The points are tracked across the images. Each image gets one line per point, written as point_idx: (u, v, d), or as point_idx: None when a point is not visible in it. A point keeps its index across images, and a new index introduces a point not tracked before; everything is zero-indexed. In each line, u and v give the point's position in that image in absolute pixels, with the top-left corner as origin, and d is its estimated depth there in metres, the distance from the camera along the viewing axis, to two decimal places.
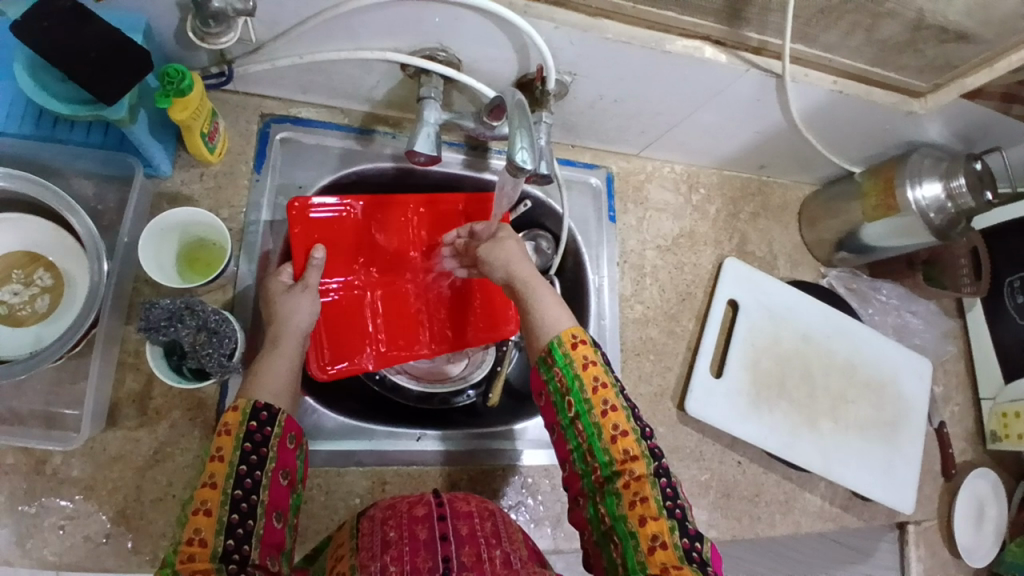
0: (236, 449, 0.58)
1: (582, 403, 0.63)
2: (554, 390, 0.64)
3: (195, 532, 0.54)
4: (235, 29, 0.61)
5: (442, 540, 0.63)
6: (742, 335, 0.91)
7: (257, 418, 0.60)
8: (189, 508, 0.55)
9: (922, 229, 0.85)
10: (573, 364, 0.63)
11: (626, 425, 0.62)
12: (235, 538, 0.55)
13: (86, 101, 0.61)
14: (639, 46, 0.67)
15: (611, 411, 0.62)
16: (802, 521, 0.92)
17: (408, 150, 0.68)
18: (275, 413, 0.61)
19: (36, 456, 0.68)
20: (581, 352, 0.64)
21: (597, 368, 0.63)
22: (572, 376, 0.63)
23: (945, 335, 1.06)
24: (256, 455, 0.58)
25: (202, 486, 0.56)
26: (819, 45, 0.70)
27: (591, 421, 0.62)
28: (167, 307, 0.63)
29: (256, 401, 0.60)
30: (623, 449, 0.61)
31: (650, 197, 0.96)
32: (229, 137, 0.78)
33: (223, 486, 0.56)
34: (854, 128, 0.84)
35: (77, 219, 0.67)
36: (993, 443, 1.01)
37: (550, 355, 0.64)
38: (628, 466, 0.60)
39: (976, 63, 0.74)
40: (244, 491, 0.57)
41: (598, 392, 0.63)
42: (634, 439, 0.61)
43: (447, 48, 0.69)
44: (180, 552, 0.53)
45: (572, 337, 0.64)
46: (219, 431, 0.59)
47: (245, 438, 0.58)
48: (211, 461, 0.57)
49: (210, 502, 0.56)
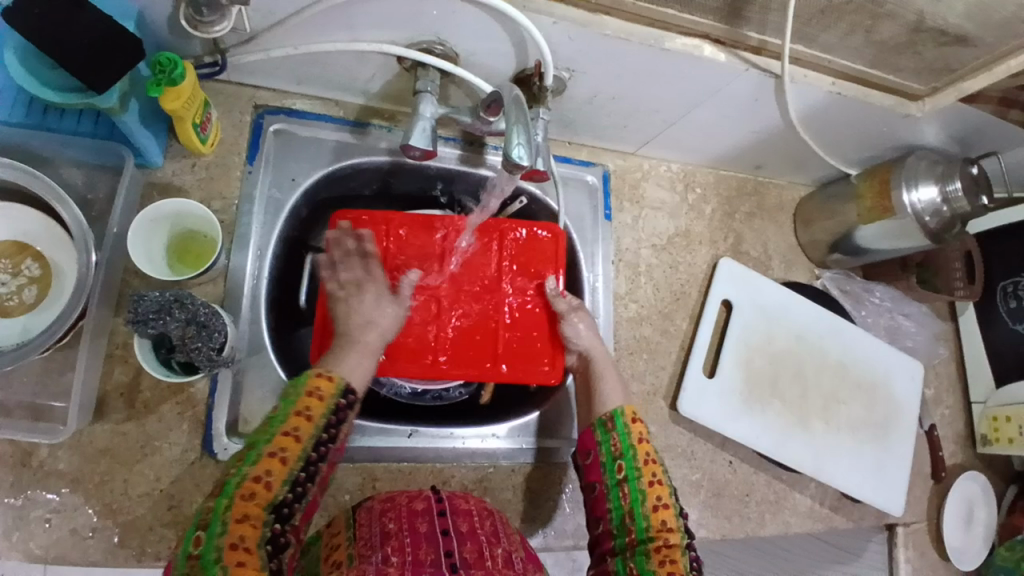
0: (323, 414, 0.59)
1: (632, 469, 0.69)
2: (606, 452, 0.71)
3: (264, 472, 0.54)
4: (228, 18, 0.60)
5: (443, 535, 0.63)
6: (736, 335, 0.91)
7: (346, 397, 0.61)
8: (264, 449, 0.55)
9: (917, 232, 0.85)
10: (630, 434, 0.71)
11: (667, 499, 0.67)
12: (293, 494, 0.56)
13: (75, 88, 0.60)
14: (637, 43, 0.66)
15: (657, 483, 0.68)
16: (792, 520, 0.92)
17: (403, 144, 0.68)
18: (356, 399, 0.62)
19: (22, 448, 0.67)
20: (637, 427, 0.71)
21: (649, 445, 0.70)
22: (627, 443, 0.70)
23: (937, 338, 1.06)
24: (335, 428, 0.60)
25: (282, 432, 0.57)
26: (818, 45, 0.70)
27: (637, 486, 0.68)
28: (156, 299, 0.62)
29: (349, 379, 0.62)
30: (661, 519, 0.66)
31: (646, 196, 0.95)
32: (222, 127, 0.77)
33: (303, 444, 0.57)
34: (852, 129, 0.84)
35: (65, 209, 0.66)
36: (983, 446, 1.02)
37: (611, 421, 0.72)
38: (663, 534, 0.65)
39: (975, 66, 0.74)
40: (316, 456, 0.58)
41: (648, 464, 0.69)
42: (672, 513, 0.67)
43: (444, 41, 0.68)
44: (243, 486, 0.53)
45: (632, 414, 0.72)
46: (311, 391, 0.59)
47: (332, 410, 0.60)
48: (298, 415, 0.58)
49: (287, 452, 0.56)
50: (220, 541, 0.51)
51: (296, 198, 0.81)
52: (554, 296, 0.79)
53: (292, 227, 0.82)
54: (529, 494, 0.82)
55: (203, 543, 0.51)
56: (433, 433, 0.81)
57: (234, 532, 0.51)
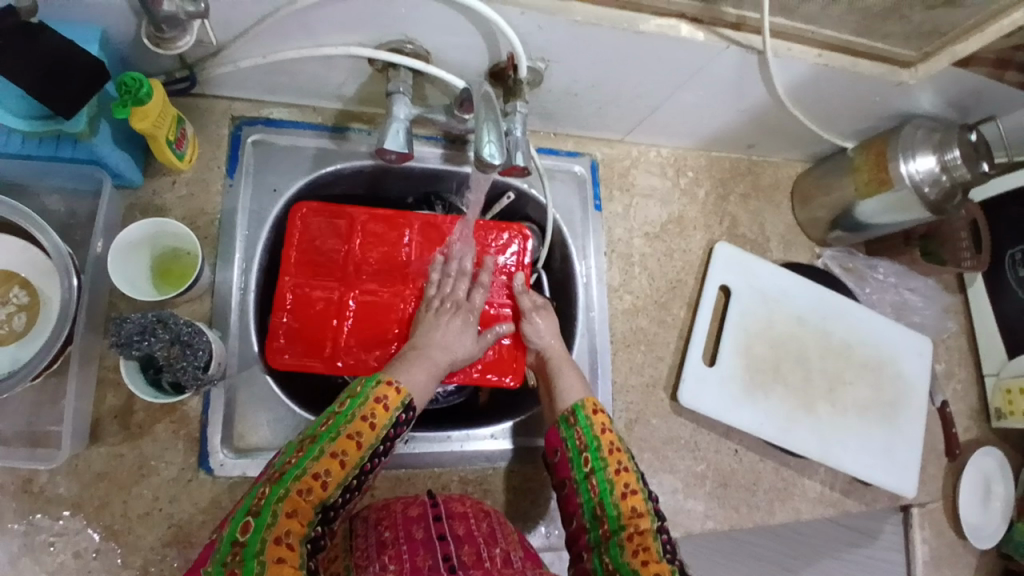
0: (387, 424, 0.62)
1: (598, 460, 0.70)
2: (572, 447, 0.71)
3: (324, 471, 0.58)
4: (190, 31, 0.59)
5: (439, 540, 0.62)
6: (734, 320, 0.89)
7: (407, 413, 0.64)
8: (327, 448, 0.59)
9: (917, 204, 0.83)
10: (593, 426, 0.72)
11: (635, 485, 0.68)
12: (346, 495, 0.60)
13: (42, 115, 0.60)
14: (610, 27, 0.64)
15: (623, 470, 0.69)
16: (803, 506, 0.90)
17: (378, 148, 0.66)
18: (416, 416, 0.65)
19: (22, 475, 0.68)
20: (600, 418, 0.72)
21: (613, 435, 0.71)
22: (591, 435, 0.71)
23: (946, 312, 1.03)
24: (395, 441, 0.63)
25: (346, 435, 0.60)
26: (800, 17, 0.68)
27: (605, 477, 0.68)
28: (138, 321, 0.62)
29: (414, 399, 0.65)
30: (631, 506, 0.67)
31: (636, 183, 0.93)
32: (199, 143, 0.77)
33: (362, 452, 0.61)
34: (843, 101, 0.81)
35: (44, 236, 0.65)
36: (999, 419, 0.99)
37: (573, 415, 0.72)
38: (634, 521, 0.66)
39: (966, 28, 0.72)
40: (373, 463, 0.62)
41: (614, 453, 0.70)
42: (641, 498, 0.67)
43: (412, 39, 0.67)
44: (301, 482, 0.57)
45: (593, 403, 0.73)
46: (378, 399, 0.62)
47: (394, 424, 0.63)
48: (363, 420, 0.61)
49: (349, 456, 0.60)
50: (266, 534, 0.54)
51: (278, 208, 0.80)
52: (522, 291, 0.81)
53: (277, 237, 0.82)
54: (529, 495, 0.81)
55: (250, 532, 0.54)
56: (430, 438, 0.80)
57: (280, 526, 0.55)
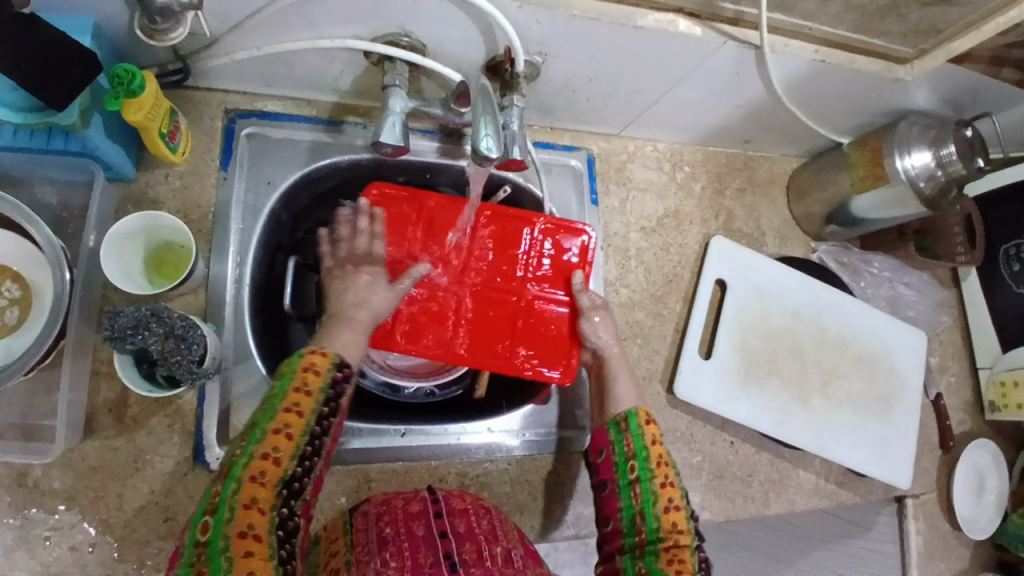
0: (322, 387, 0.59)
1: (644, 469, 0.67)
2: (618, 452, 0.69)
3: (272, 449, 0.54)
4: (183, 23, 0.59)
5: (441, 537, 0.62)
6: (730, 314, 0.89)
7: (341, 371, 0.62)
8: (268, 427, 0.55)
9: (912, 200, 0.83)
10: (644, 436, 0.69)
11: (679, 501, 0.66)
12: (302, 469, 0.56)
13: (35, 107, 0.59)
14: (609, 22, 0.64)
15: (670, 485, 0.66)
16: (798, 498, 0.91)
17: (374, 142, 0.66)
18: (351, 374, 0.63)
19: (16, 469, 0.67)
20: (651, 428, 0.70)
21: (663, 446, 0.69)
22: (640, 444, 0.69)
23: (940, 306, 1.04)
24: (336, 402, 0.60)
25: (284, 409, 0.57)
26: (798, 13, 0.67)
27: (649, 487, 0.66)
28: (133, 314, 0.61)
29: (342, 354, 0.63)
30: (672, 521, 0.64)
31: (633, 177, 0.93)
32: (193, 136, 0.76)
33: (306, 420, 0.57)
34: (840, 97, 0.81)
35: (35, 228, 0.65)
36: (992, 412, 1.00)
37: (624, 421, 0.70)
38: (674, 535, 0.64)
39: (962, 26, 0.72)
40: (322, 429, 0.58)
41: (662, 466, 0.67)
42: (683, 515, 0.65)
43: (409, 32, 0.66)
44: (250, 467, 0.53)
45: (647, 414, 0.71)
46: (306, 366, 0.59)
47: (329, 386, 0.60)
48: (297, 390, 0.58)
49: (293, 427, 0.56)
50: (229, 527, 0.50)
51: (273, 201, 0.79)
52: (579, 290, 0.80)
53: (272, 231, 0.81)
54: (526, 487, 0.81)
55: (211, 530, 0.50)
56: (427, 431, 0.80)
57: (241, 518, 0.50)
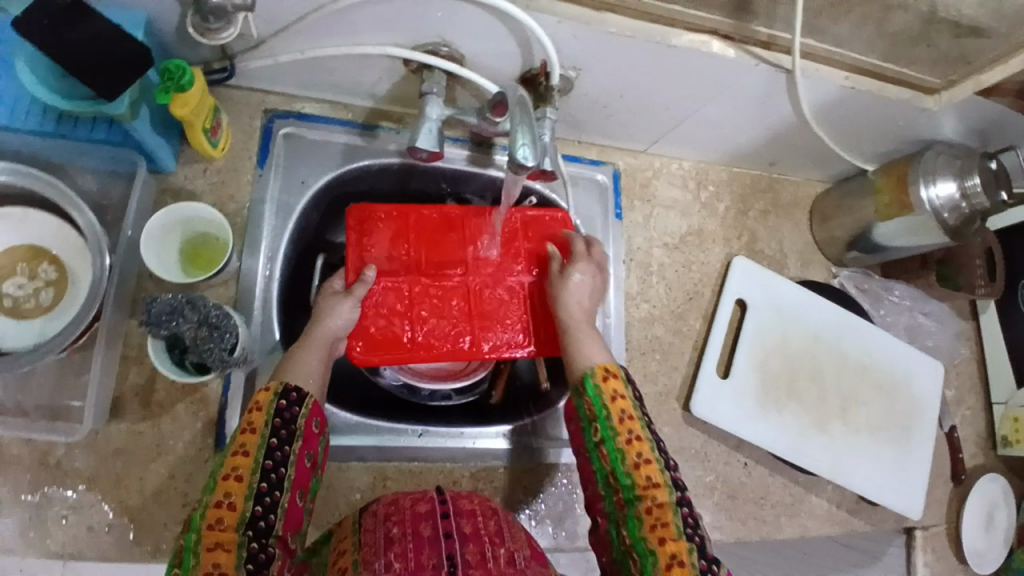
0: (266, 423, 0.59)
1: (608, 430, 0.65)
2: (583, 417, 0.67)
3: (224, 496, 0.55)
4: (234, 23, 0.61)
5: (446, 537, 0.62)
6: (749, 334, 0.90)
7: (287, 398, 0.62)
8: (218, 474, 0.57)
9: (936, 228, 0.84)
10: (602, 394, 0.66)
11: (650, 454, 0.63)
12: (263, 505, 0.56)
13: (85, 96, 0.61)
14: (643, 40, 0.65)
15: (636, 439, 0.64)
16: (809, 524, 0.91)
17: (410, 146, 0.69)
18: (301, 397, 0.62)
19: (40, 448, 0.69)
20: (612, 385, 0.67)
21: (626, 402, 0.66)
22: (600, 404, 0.66)
23: (959, 337, 1.04)
24: (285, 430, 0.60)
25: (231, 454, 0.58)
26: (829, 37, 0.69)
27: (616, 446, 0.64)
28: (169, 301, 0.63)
29: (286, 382, 0.63)
30: (646, 476, 0.62)
31: (657, 194, 0.94)
32: (232, 133, 0.78)
33: (254, 457, 0.58)
34: (867, 123, 0.82)
35: (80, 213, 0.67)
36: (1005, 447, 0.99)
37: (582, 385, 0.67)
38: (650, 492, 0.61)
39: (990, 58, 0.72)
40: (274, 462, 0.58)
41: (624, 422, 0.65)
42: (657, 467, 0.62)
43: (448, 42, 0.68)
44: (207, 516, 0.54)
45: (604, 370, 0.68)
46: (250, 407, 0.60)
47: (275, 416, 0.60)
48: (242, 431, 0.59)
49: (241, 469, 0.57)
50: (195, 574, 0.52)
51: (305, 201, 0.81)
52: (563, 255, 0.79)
53: (303, 230, 0.83)
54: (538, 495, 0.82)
55: None
56: (443, 433, 0.81)
57: (207, 562, 0.52)
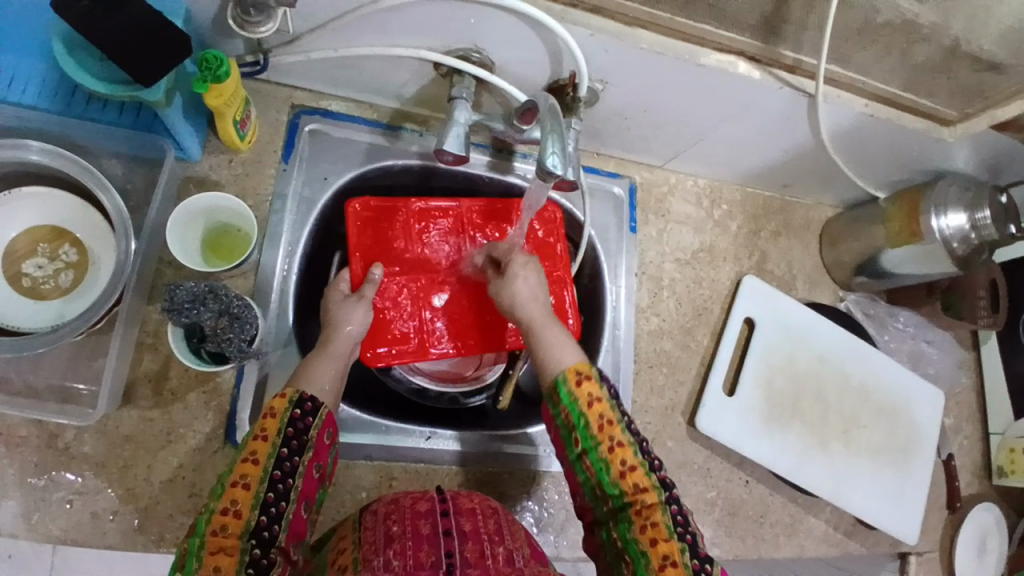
0: (278, 431, 0.59)
1: (589, 438, 0.63)
2: (561, 426, 0.64)
3: (231, 503, 0.55)
4: (274, 19, 0.62)
5: (445, 535, 0.60)
6: (756, 352, 0.91)
7: (301, 408, 0.62)
8: (225, 481, 0.56)
9: (944, 259, 0.85)
10: (578, 400, 0.63)
11: (634, 459, 0.61)
12: (268, 515, 0.56)
13: (122, 81, 0.61)
14: (672, 57, 0.66)
15: (619, 446, 0.62)
16: (806, 544, 0.91)
17: (437, 148, 0.69)
18: (318, 408, 0.63)
19: (49, 430, 0.69)
20: (586, 389, 0.63)
21: (603, 405, 0.63)
22: (577, 412, 0.63)
23: (960, 367, 1.05)
24: (297, 441, 0.60)
25: (240, 461, 0.58)
26: (853, 66, 0.70)
27: (598, 455, 0.62)
28: (192, 289, 0.63)
29: (301, 390, 0.63)
30: (633, 482, 0.61)
31: (672, 209, 0.95)
32: (259, 126, 0.79)
33: (262, 466, 0.58)
34: (882, 151, 0.84)
35: (107, 197, 0.68)
36: (999, 477, 1.00)
37: (556, 393, 0.64)
38: (638, 497, 0.60)
39: (1005, 94, 0.74)
40: (282, 473, 0.58)
41: (605, 429, 0.62)
42: (643, 471, 0.61)
43: (480, 48, 0.69)
44: (212, 522, 0.54)
45: (578, 374, 0.64)
46: (265, 413, 0.60)
47: (288, 425, 0.60)
48: (255, 438, 0.59)
49: (250, 477, 0.57)
50: None
51: (327, 197, 0.82)
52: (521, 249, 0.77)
53: (322, 225, 0.84)
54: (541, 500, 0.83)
55: None
56: (449, 436, 0.83)
57: (209, 565, 0.52)
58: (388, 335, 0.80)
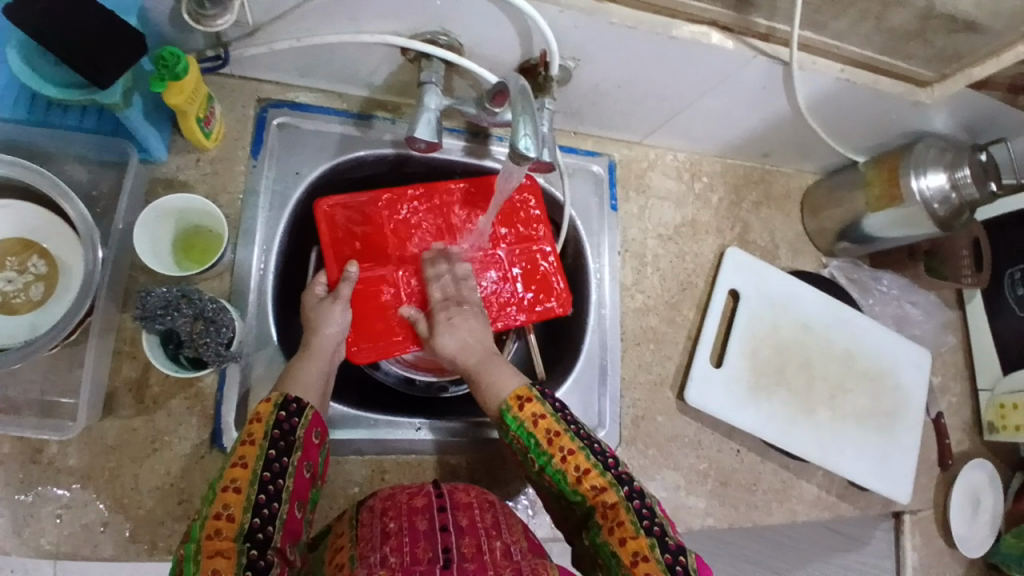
0: (265, 433, 0.60)
1: (542, 455, 0.66)
2: (517, 449, 0.68)
3: (223, 508, 0.55)
4: (231, 11, 0.59)
5: (441, 530, 0.60)
6: (743, 324, 0.91)
7: (286, 410, 0.62)
8: (216, 486, 0.56)
9: (925, 220, 0.85)
10: (524, 422, 0.66)
11: (587, 462, 0.64)
12: (261, 517, 0.56)
13: (78, 84, 0.59)
14: (644, 31, 0.65)
15: (570, 454, 0.64)
16: (800, 509, 0.92)
17: (408, 136, 0.67)
18: (301, 408, 0.63)
19: (32, 445, 0.67)
20: (529, 410, 0.66)
21: (548, 421, 0.66)
22: (524, 433, 0.66)
23: (945, 326, 1.06)
24: (284, 441, 0.60)
25: (230, 466, 0.58)
26: (828, 32, 0.69)
27: (553, 467, 0.65)
28: (163, 294, 0.63)
29: (286, 393, 0.63)
30: (590, 485, 0.63)
31: (652, 185, 0.95)
32: (225, 121, 0.77)
33: (252, 468, 0.58)
34: (861, 116, 0.83)
35: (71, 205, 0.66)
36: (990, 433, 1.02)
37: (503, 421, 0.67)
38: (600, 498, 0.63)
39: (983, 53, 0.73)
40: (272, 473, 0.58)
41: (553, 441, 0.65)
42: (598, 473, 0.64)
43: (448, 31, 0.67)
44: (206, 527, 0.54)
45: (518, 399, 0.67)
46: (251, 418, 0.61)
47: (275, 427, 0.61)
48: (242, 443, 0.59)
49: (240, 480, 0.57)
50: None
51: (300, 191, 0.80)
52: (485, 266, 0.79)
53: (298, 221, 0.82)
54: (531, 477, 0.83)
55: None
56: (439, 425, 0.82)
57: (206, 567, 0.51)
58: (370, 330, 0.79)
